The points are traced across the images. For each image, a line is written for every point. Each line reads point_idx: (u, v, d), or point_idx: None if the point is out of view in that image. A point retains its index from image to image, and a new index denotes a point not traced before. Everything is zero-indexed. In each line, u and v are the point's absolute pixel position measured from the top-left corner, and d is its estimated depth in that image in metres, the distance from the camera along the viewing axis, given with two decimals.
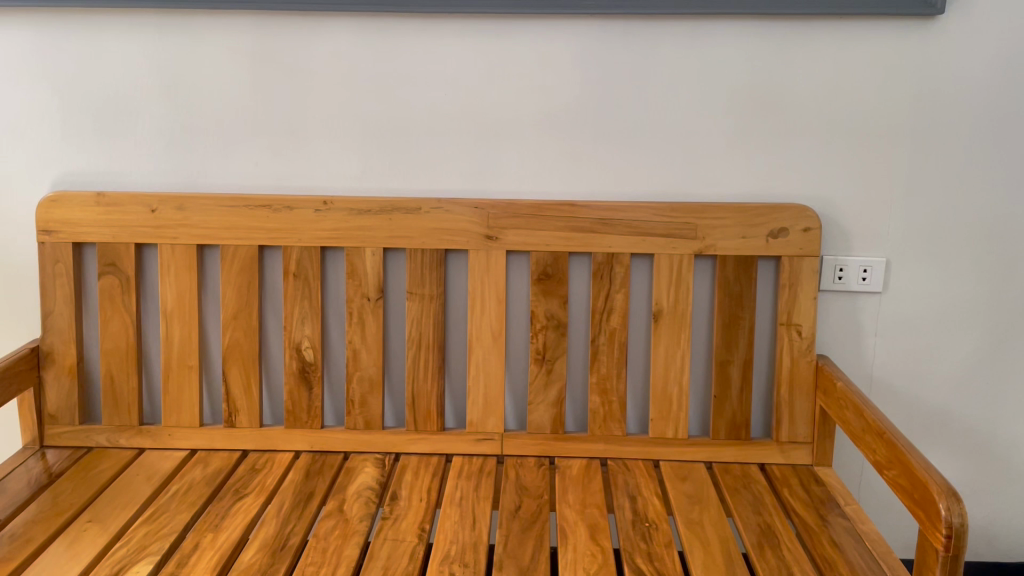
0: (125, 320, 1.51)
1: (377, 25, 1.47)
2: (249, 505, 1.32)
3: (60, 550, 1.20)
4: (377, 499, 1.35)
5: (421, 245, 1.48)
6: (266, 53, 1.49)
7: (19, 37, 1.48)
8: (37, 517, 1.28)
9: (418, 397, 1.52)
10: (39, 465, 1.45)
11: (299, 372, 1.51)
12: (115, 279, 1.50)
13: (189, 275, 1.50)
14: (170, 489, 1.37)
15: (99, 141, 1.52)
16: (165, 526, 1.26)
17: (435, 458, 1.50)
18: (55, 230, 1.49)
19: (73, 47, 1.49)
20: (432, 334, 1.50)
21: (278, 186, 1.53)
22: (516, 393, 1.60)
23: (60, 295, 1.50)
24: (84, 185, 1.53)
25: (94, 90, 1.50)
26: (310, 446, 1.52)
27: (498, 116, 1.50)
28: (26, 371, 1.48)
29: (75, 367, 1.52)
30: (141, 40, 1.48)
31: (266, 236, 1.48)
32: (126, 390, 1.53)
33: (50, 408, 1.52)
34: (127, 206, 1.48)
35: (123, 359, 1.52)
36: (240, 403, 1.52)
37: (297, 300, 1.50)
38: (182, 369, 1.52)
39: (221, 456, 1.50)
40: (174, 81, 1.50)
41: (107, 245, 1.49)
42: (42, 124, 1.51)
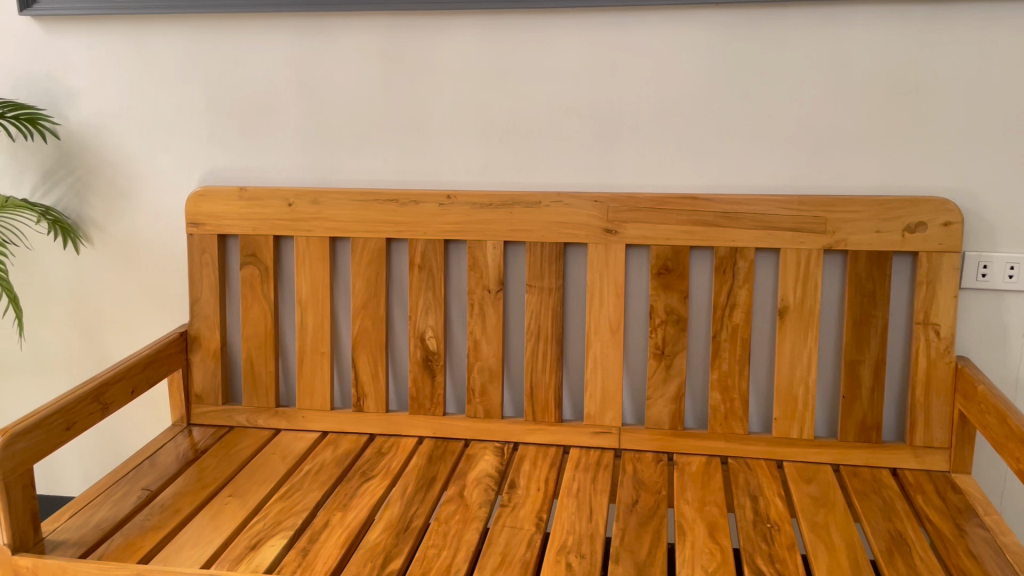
0: (264, 307, 1.61)
1: (499, 22, 1.50)
2: (375, 487, 1.38)
3: (204, 521, 1.29)
4: (496, 487, 1.38)
5: (541, 239, 1.49)
6: (393, 52, 1.54)
7: (171, 42, 1.60)
8: (184, 490, 1.38)
9: (537, 389, 1.54)
10: (186, 441, 1.57)
11: (423, 361, 1.56)
12: (255, 269, 1.60)
13: (322, 266, 1.58)
14: (303, 468, 1.45)
15: (242, 139, 1.62)
16: (297, 503, 1.33)
17: (553, 449, 1.52)
18: (202, 222, 1.60)
19: (218, 52, 1.59)
20: (551, 326, 1.52)
21: (405, 181, 1.58)
22: (634, 387, 1.59)
23: (206, 284, 1.61)
24: (229, 180, 1.64)
25: (237, 90, 1.60)
26: (432, 431, 1.57)
27: (619, 110, 1.50)
28: (176, 354, 1.60)
29: (218, 350, 1.62)
30: (278, 43, 1.57)
31: (393, 229, 1.54)
32: (264, 373, 1.62)
33: (196, 388, 1.64)
34: (266, 201, 1.57)
35: (262, 344, 1.62)
36: (368, 388, 1.59)
37: (421, 292, 1.55)
38: (314, 354, 1.61)
39: (350, 439, 1.57)
40: (309, 81, 1.57)
41: (249, 237, 1.59)
42: (192, 123, 1.63)
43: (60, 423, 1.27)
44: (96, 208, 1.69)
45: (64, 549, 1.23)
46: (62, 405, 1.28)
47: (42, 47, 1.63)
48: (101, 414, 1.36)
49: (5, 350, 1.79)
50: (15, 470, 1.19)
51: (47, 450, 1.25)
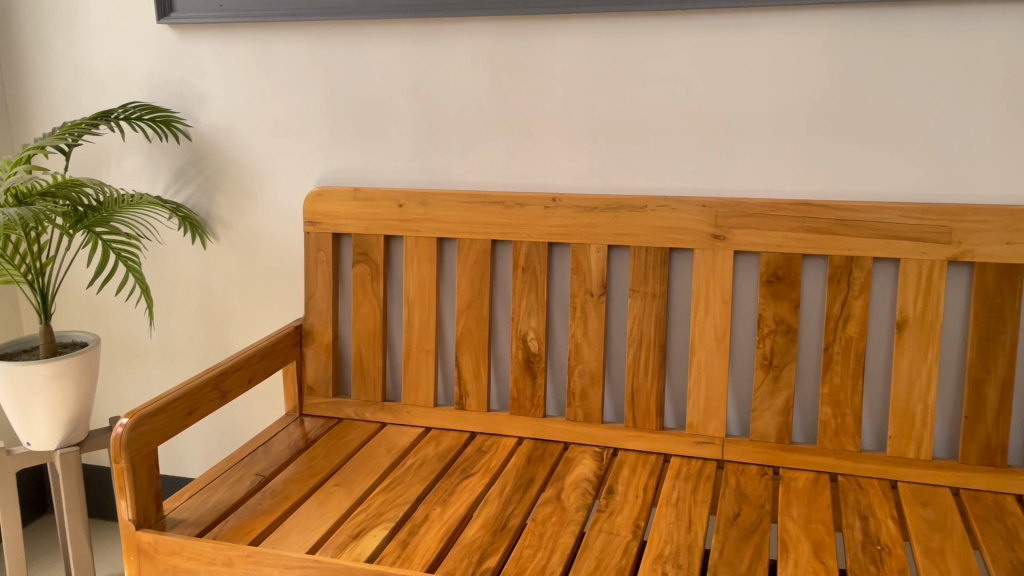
0: (374, 304, 1.66)
1: (610, 25, 1.49)
2: (474, 485, 1.40)
3: (312, 508, 1.35)
4: (594, 491, 1.38)
5: (646, 243, 1.48)
6: (504, 57, 1.56)
7: (294, 49, 1.67)
8: (294, 477, 1.44)
9: (638, 395, 1.52)
10: (298, 430, 1.64)
11: (524, 362, 1.58)
12: (366, 267, 1.66)
13: (429, 266, 1.61)
14: (406, 462, 1.49)
15: (357, 142, 1.68)
16: (399, 496, 1.37)
17: (653, 457, 1.50)
18: (319, 221, 1.66)
19: (337, 58, 1.65)
20: (654, 332, 1.50)
21: (512, 184, 1.60)
22: (739, 397, 1.54)
23: (320, 281, 1.68)
24: (344, 181, 1.70)
25: (354, 95, 1.66)
26: (532, 433, 1.57)
27: (731, 114, 1.46)
28: (291, 346, 1.67)
29: (330, 344, 1.69)
30: (393, 49, 1.61)
31: (498, 231, 1.55)
32: (372, 368, 1.67)
33: (309, 380, 1.71)
34: (378, 201, 1.62)
35: (372, 340, 1.67)
36: (470, 387, 1.61)
37: (525, 293, 1.56)
38: (420, 351, 1.64)
39: (452, 436, 1.60)
40: (422, 85, 1.61)
41: (362, 236, 1.65)
42: (311, 126, 1.70)
43: (183, 408, 1.35)
44: (222, 206, 1.79)
45: (183, 527, 1.31)
46: (185, 391, 1.36)
47: (177, 54, 1.74)
48: (220, 402, 1.44)
49: (138, 337, 1.92)
50: (141, 450, 1.28)
51: (170, 433, 1.33)
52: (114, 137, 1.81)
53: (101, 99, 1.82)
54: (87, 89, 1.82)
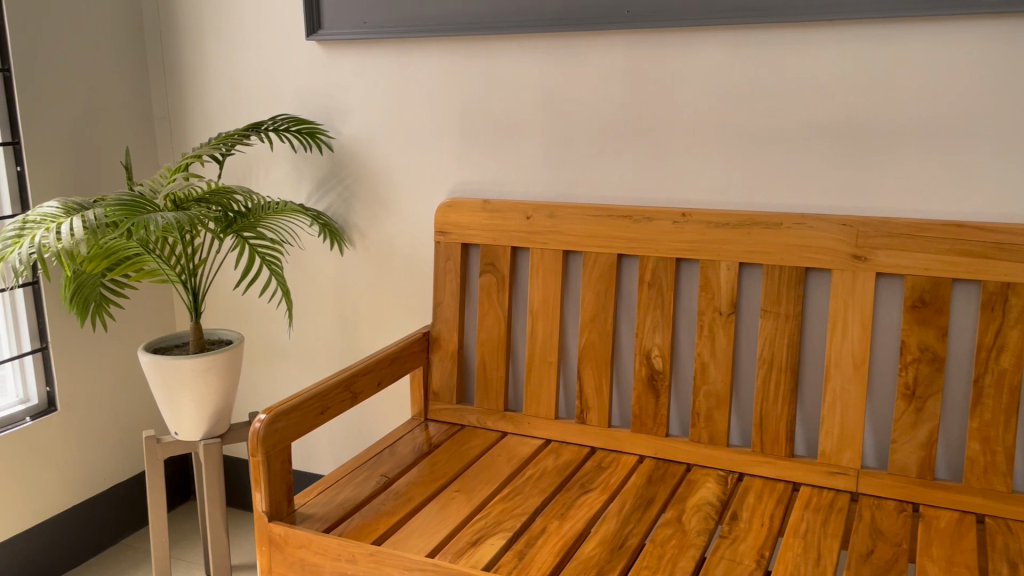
0: (499, 315, 1.68)
1: (749, 37, 1.45)
2: (592, 500, 1.39)
3: (432, 512, 1.38)
4: (716, 516, 1.34)
5: (781, 262, 1.42)
6: (637, 70, 1.54)
7: (431, 63, 1.72)
8: (417, 480, 1.48)
9: (767, 418, 1.47)
10: (422, 434, 1.68)
11: (648, 379, 1.55)
12: (493, 277, 1.68)
13: (555, 277, 1.62)
14: (525, 472, 1.50)
15: (488, 154, 1.70)
16: (518, 506, 1.38)
17: (781, 484, 1.44)
18: (449, 231, 1.70)
19: (473, 71, 1.68)
20: (786, 354, 1.44)
21: (641, 198, 1.58)
22: (877, 426, 1.46)
23: (449, 289, 1.71)
24: (475, 193, 1.73)
25: (487, 108, 1.69)
26: (653, 451, 1.55)
27: (876, 129, 1.39)
28: (419, 352, 1.71)
29: (456, 352, 1.72)
30: (527, 63, 1.63)
31: (626, 245, 1.54)
32: (495, 377, 1.69)
33: (434, 386, 1.74)
34: (507, 213, 1.64)
35: (496, 349, 1.69)
36: (592, 401, 1.60)
37: (650, 309, 1.54)
38: (542, 363, 1.65)
39: (572, 450, 1.59)
40: (554, 98, 1.62)
41: (490, 247, 1.67)
42: (445, 139, 1.74)
43: (316, 407, 1.41)
44: (359, 214, 1.86)
45: (311, 522, 1.37)
46: (319, 391, 1.42)
47: (322, 69, 1.83)
48: (350, 402, 1.50)
49: (277, 337, 2.02)
50: (277, 445, 1.34)
51: (303, 429, 1.39)
52: (263, 147, 1.92)
53: (253, 112, 1.93)
54: (241, 102, 1.94)
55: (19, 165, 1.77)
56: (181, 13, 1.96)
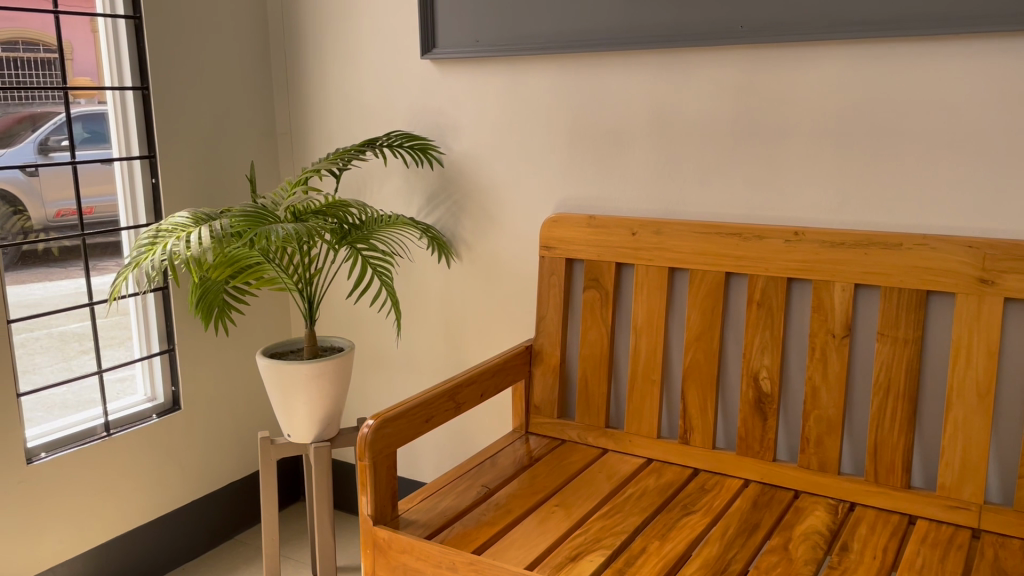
0: (602, 330, 1.68)
1: (870, 51, 1.41)
2: (694, 523, 1.37)
3: (532, 525, 1.38)
4: (825, 545, 1.29)
5: (900, 284, 1.37)
6: (751, 85, 1.52)
7: (540, 80, 1.74)
8: (517, 492, 1.49)
9: (881, 447, 1.41)
10: (523, 447, 1.69)
11: (755, 401, 1.52)
12: (597, 293, 1.68)
13: (660, 294, 1.60)
14: (626, 491, 1.49)
15: (595, 170, 1.71)
16: (618, 524, 1.37)
17: (896, 516, 1.38)
18: (554, 246, 1.71)
19: (581, 88, 1.70)
20: (903, 380, 1.38)
21: (751, 215, 1.55)
22: (1003, 460, 1.38)
23: (552, 304, 1.72)
24: (581, 208, 1.74)
25: (595, 125, 1.69)
26: (759, 476, 1.51)
27: (1007, 147, 1.33)
28: (521, 365, 1.73)
29: (558, 366, 1.73)
30: (636, 79, 1.63)
31: (734, 263, 1.51)
32: (597, 393, 1.69)
33: (535, 400, 1.75)
34: (613, 229, 1.64)
35: (598, 365, 1.69)
36: (696, 421, 1.58)
37: (759, 329, 1.51)
38: (645, 381, 1.64)
39: (675, 470, 1.57)
40: (664, 114, 1.61)
41: (594, 263, 1.67)
42: (552, 155, 1.76)
43: (421, 415, 1.45)
44: (467, 228, 1.90)
45: (413, 528, 1.40)
46: (424, 400, 1.45)
47: (435, 86, 1.88)
48: (453, 412, 1.52)
49: (385, 346, 2.08)
50: (383, 450, 1.38)
51: (409, 436, 1.43)
52: (377, 162, 1.99)
53: (368, 128, 2.00)
54: (357, 119, 2.02)
55: (154, 178, 1.89)
56: (305, 35, 2.06)
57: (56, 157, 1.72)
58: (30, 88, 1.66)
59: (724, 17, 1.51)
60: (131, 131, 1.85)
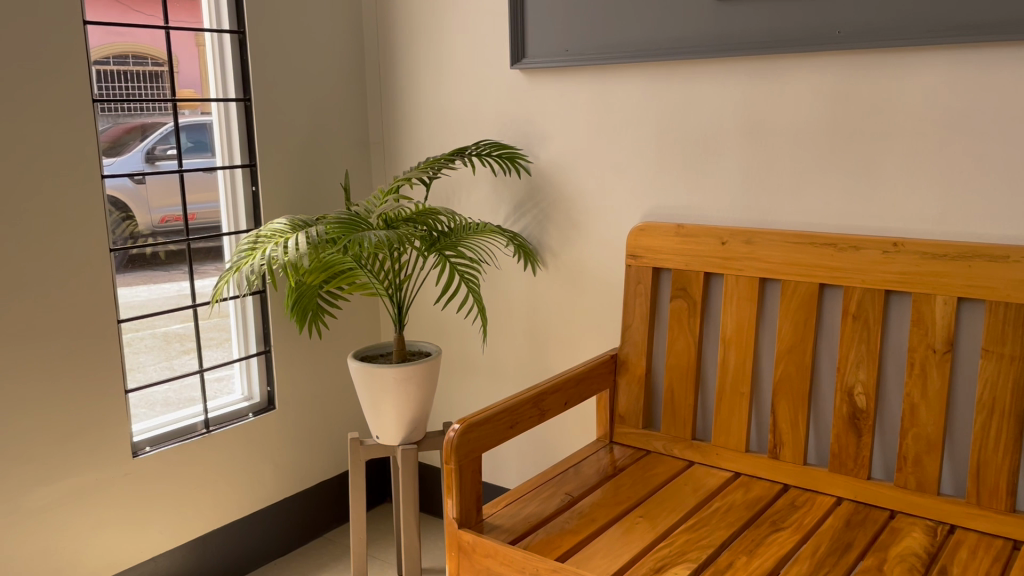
0: (689, 340, 1.66)
1: (976, 55, 1.35)
2: (783, 540, 1.34)
3: (616, 535, 1.38)
4: (923, 568, 1.24)
5: (1007, 298, 1.31)
6: (848, 92, 1.48)
7: (630, 88, 1.74)
8: (601, 502, 1.49)
9: (985, 468, 1.35)
10: (607, 457, 1.69)
11: (849, 417, 1.48)
12: (684, 303, 1.66)
13: (750, 305, 1.58)
14: (712, 504, 1.47)
15: (684, 179, 1.69)
16: (703, 538, 1.35)
17: (999, 541, 1.32)
18: (640, 254, 1.70)
19: (671, 96, 1.69)
20: (1009, 399, 1.32)
21: (847, 226, 1.51)
22: None
23: (638, 313, 1.71)
24: (669, 217, 1.73)
25: (685, 133, 1.68)
26: (852, 494, 1.46)
27: None
28: (606, 374, 1.72)
29: (643, 376, 1.71)
30: (728, 87, 1.61)
31: (829, 275, 1.47)
32: (684, 404, 1.67)
33: (620, 409, 1.75)
34: (701, 238, 1.62)
35: (685, 375, 1.67)
36: (786, 436, 1.54)
37: (853, 343, 1.47)
38: (734, 394, 1.61)
39: (763, 485, 1.54)
40: (756, 122, 1.59)
41: (682, 272, 1.66)
42: (640, 163, 1.75)
43: (506, 421, 1.46)
44: (553, 236, 1.90)
45: (497, 533, 1.41)
46: (508, 406, 1.47)
47: (524, 95, 1.90)
48: (538, 419, 1.53)
49: (471, 352, 2.11)
50: (468, 454, 1.40)
51: (493, 442, 1.44)
52: (466, 171, 2.02)
53: (458, 137, 2.04)
54: (447, 129, 2.05)
55: (254, 186, 1.97)
56: (398, 48, 2.11)
57: (162, 166, 1.81)
58: (139, 100, 1.75)
59: (820, 22, 1.48)
60: (234, 141, 1.93)
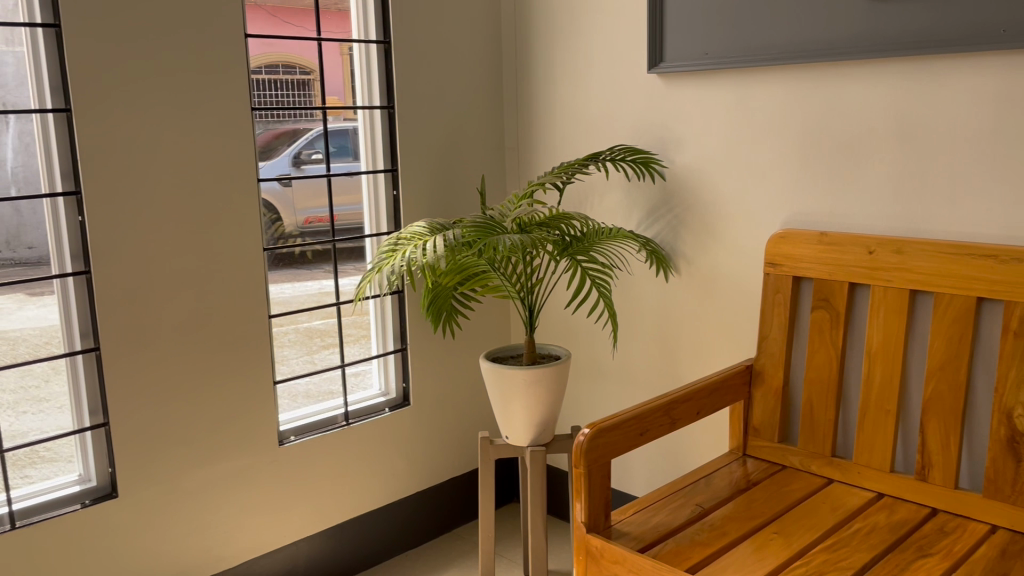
0: (830, 353, 1.60)
1: None
2: (930, 566, 1.26)
3: (748, 550, 1.34)
4: None
5: None
6: (1014, 93, 1.38)
7: (772, 91, 1.69)
8: (733, 516, 1.45)
9: None
10: (739, 469, 1.65)
11: (1007, 441, 1.38)
12: (826, 313, 1.60)
13: (899, 319, 1.50)
14: (852, 525, 1.40)
15: (829, 185, 1.63)
16: (841, 559, 1.29)
17: None
18: (780, 263, 1.65)
19: (816, 99, 1.63)
20: None
21: (1009, 236, 1.41)
22: None
23: (776, 323, 1.66)
24: (811, 225, 1.66)
25: (830, 137, 1.62)
26: (1010, 523, 1.37)
27: None
28: (741, 385, 1.68)
29: (780, 388, 1.66)
30: (879, 89, 1.54)
31: (988, 288, 1.38)
32: (823, 419, 1.61)
33: (754, 421, 1.70)
34: (847, 247, 1.56)
35: (826, 389, 1.61)
36: (935, 457, 1.46)
37: (1014, 361, 1.37)
38: (878, 411, 1.54)
39: (908, 508, 1.46)
40: (910, 126, 1.51)
41: (824, 281, 1.60)
42: (782, 168, 1.70)
43: (636, 428, 1.45)
44: (688, 242, 1.88)
45: (626, 539, 1.41)
46: (638, 413, 1.46)
47: (661, 100, 1.88)
48: (668, 428, 1.52)
49: (601, 356, 2.11)
50: (598, 460, 1.40)
51: (623, 448, 1.44)
52: (600, 176, 2.02)
53: (593, 142, 2.04)
54: (582, 134, 2.06)
55: (395, 190, 2.04)
56: (536, 54, 2.14)
57: (308, 170, 1.91)
58: (290, 107, 1.85)
59: (983, 19, 1.39)
60: (378, 147, 2.02)
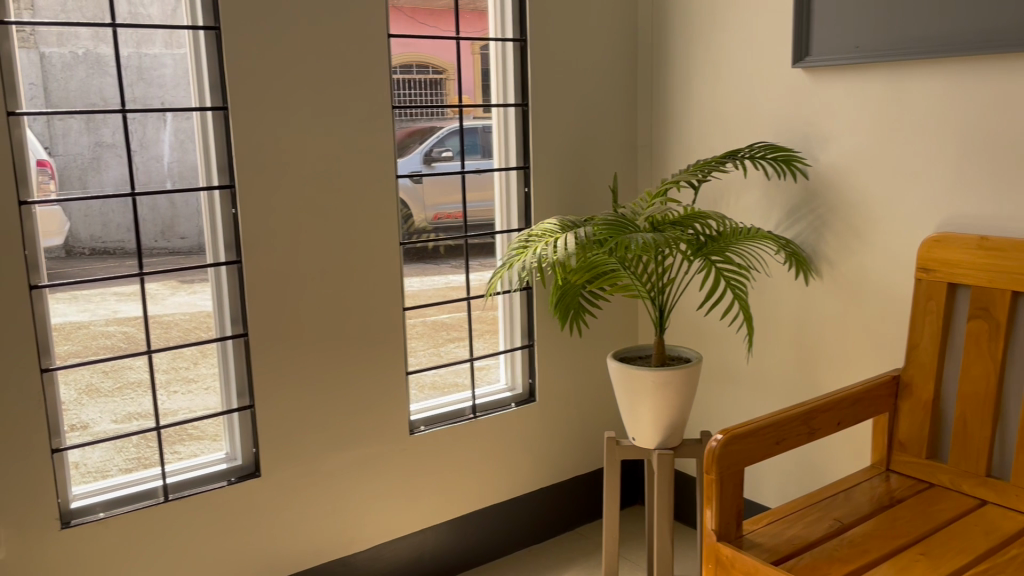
0: (988, 366, 1.50)
1: None
2: None
3: (890, 570, 1.27)
4: None
5: None
6: None
7: (928, 86, 1.59)
8: (874, 533, 1.38)
9: None
10: (882, 485, 1.57)
11: None
12: (984, 324, 1.50)
13: None
14: (1009, 551, 1.30)
15: (990, 186, 1.52)
16: None
17: None
18: (933, 268, 1.56)
19: (978, 94, 1.52)
20: None
21: None
22: None
23: (927, 332, 1.57)
24: (969, 229, 1.56)
25: (994, 135, 1.51)
26: None
27: None
28: (885, 396, 1.60)
29: (930, 401, 1.57)
30: None
31: None
32: (978, 436, 1.51)
33: (900, 435, 1.61)
34: (1010, 254, 1.45)
35: (981, 405, 1.51)
36: None
37: None
38: None
39: None
40: None
41: (983, 290, 1.49)
42: (937, 168, 1.60)
43: (772, 436, 1.40)
44: (831, 244, 1.80)
45: (758, 551, 1.36)
46: (774, 421, 1.41)
47: (806, 97, 1.81)
48: (807, 438, 1.46)
49: (734, 360, 2.05)
50: (730, 467, 1.36)
51: (758, 456, 1.39)
52: (738, 175, 1.97)
53: (731, 140, 1.99)
54: (719, 132, 2.01)
55: (526, 187, 2.05)
56: (673, 50, 2.10)
57: (438, 167, 1.94)
58: (422, 106, 1.88)
59: None
60: (511, 144, 2.03)
